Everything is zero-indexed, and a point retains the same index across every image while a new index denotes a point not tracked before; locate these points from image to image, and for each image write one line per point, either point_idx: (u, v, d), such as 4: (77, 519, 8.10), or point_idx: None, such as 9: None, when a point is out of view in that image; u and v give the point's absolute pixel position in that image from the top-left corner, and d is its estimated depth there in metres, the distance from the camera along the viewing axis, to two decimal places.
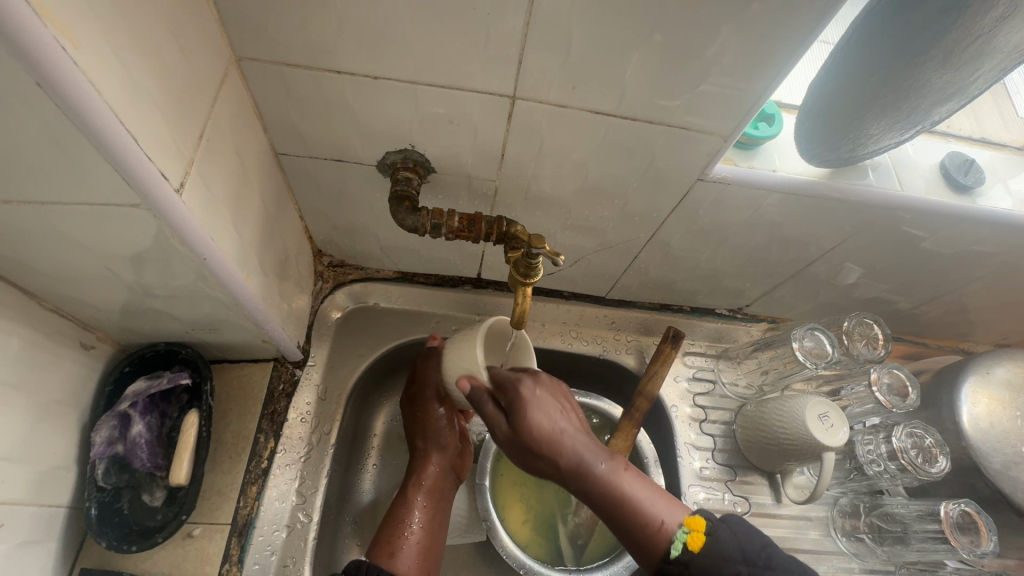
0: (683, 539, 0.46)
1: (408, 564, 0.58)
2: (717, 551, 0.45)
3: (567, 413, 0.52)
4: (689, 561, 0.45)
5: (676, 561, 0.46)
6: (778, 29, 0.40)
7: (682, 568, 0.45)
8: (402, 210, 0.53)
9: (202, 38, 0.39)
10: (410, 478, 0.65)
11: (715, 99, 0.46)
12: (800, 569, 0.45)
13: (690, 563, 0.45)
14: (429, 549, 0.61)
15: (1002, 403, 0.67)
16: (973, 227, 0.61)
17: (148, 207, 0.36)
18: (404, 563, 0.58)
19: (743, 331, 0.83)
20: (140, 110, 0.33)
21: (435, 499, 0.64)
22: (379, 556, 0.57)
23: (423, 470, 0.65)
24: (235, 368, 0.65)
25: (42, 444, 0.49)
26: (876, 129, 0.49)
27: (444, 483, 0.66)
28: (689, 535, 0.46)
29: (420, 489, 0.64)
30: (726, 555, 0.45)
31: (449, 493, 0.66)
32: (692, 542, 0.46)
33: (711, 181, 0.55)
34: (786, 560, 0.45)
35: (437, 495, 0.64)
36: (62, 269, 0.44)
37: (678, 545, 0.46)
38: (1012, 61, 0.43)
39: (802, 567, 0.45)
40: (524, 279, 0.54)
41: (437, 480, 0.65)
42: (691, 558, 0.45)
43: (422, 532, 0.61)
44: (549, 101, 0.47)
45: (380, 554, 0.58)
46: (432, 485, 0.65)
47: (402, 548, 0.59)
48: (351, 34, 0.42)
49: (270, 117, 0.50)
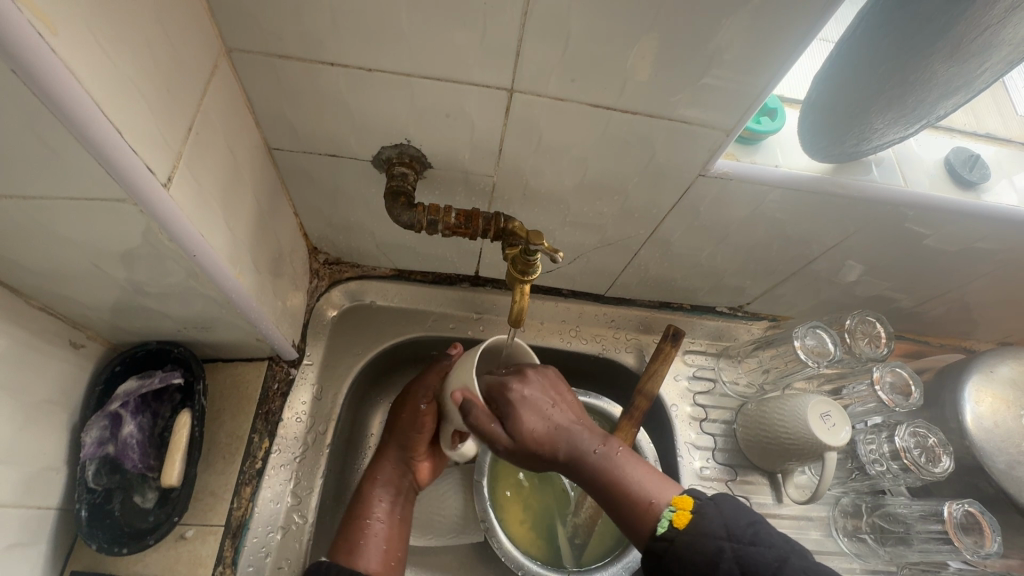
0: (670, 517, 0.50)
1: (367, 559, 0.57)
2: (701, 528, 0.48)
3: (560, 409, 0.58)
4: (674, 537, 0.49)
5: (662, 538, 0.49)
6: (782, 20, 0.39)
7: (667, 545, 0.49)
8: (398, 207, 0.52)
9: (190, 27, 0.38)
10: (368, 476, 0.64)
11: (717, 92, 0.45)
12: (784, 544, 0.47)
13: (676, 540, 0.48)
14: (389, 541, 0.59)
15: (1005, 401, 0.66)
16: (977, 223, 0.60)
17: (135, 203, 0.35)
18: (363, 558, 0.56)
19: (744, 329, 0.82)
20: (123, 101, 0.32)
21: (394, 494, 0.63)
22: (338, 553, 0.56)
23: (382, 465, 0.64)
24: (228, 367, 0.64)
25: (31, 445, 0.48)
26: (880, 123, 0.49)
27: (403, 483, 0.64)
28: (675, 514, 0.50)
29: (376, 483, 0.63)
30: (710, 531, 0.48)
31: (409, 491, 0.65)
32: (679, 519, 0.49)
33: (713, 177, 0.54)
34: (771, 535, 0.48)
35: (394, 491, 0.63)
36: (48, 266, 0.43)
37: (665, 523, 0.50)
38: (1019, 53, 0.42)
39: (788, 543, 0.47)
40: (522, 277, 0.52)
41: (396, 478, 0.64)
42: (676, 535, 0.49)
43: (380, 527, 0.59)
44: (547, 95, 0.46)
45: (338, 550, 0.57)
46: (390, 484, 0.63)
47: (360, 543, 0.57)
48: (347, 25, 0.41)
49: (262, 110, 0.49)
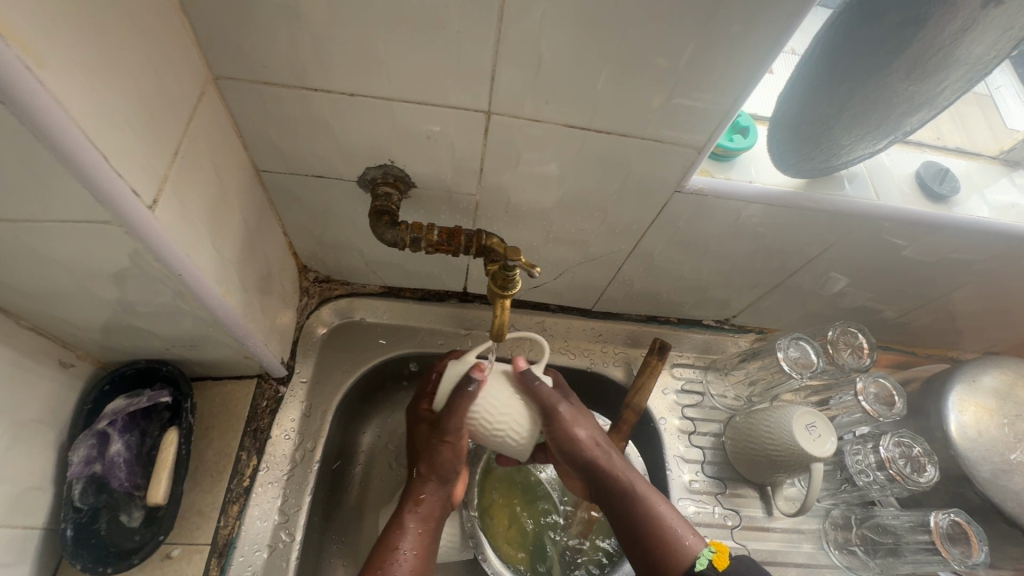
0: (710, 557, 0.55)
1: None
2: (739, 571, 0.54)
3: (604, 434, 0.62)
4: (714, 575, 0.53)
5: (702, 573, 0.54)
6: (742, 46, 0.41)
7: None
8: (382, 225, 0.54)
9: (175, 54, 0.40)
10: (406, 502, 0.60)
11: (689, 112, 0.47)
12: None
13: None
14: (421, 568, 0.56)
15: (989, 411, 0.66)
16: (952, 234, 0.61)
17: (120, 223, 0.37)
18: None
19: (732, 342, 0.83)
20: (108, 129, 0.34)
21: (428, 526, 0.59)
22: None
23: (422, 494, 0.60)
24: (218, 385, 0.65)
25: (17, 464, 0.48)
26: (848, 140, 0.50)
27: (441, 511, 0.61)
28: (716, 555, 0.55)
29: (414, 516, 0.59)
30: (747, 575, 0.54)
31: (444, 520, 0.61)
32: (718, 561, 0.55)
33: (688, 194, 0.56)
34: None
35: (432, 522, 0.59)
36: (38, 286, 0.44)
37: (704, 561, 0.55)
38: (976, 71, 0.44)
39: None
40: (502, 291, 0.53)
41: (435, 507, 0.60)
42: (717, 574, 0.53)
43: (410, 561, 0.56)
44: (524, 116, 0.48)
45: None
46: (427, 512, 0.60)
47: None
48: (330, 53, 0.43)
49: (250, 134, 0.51)
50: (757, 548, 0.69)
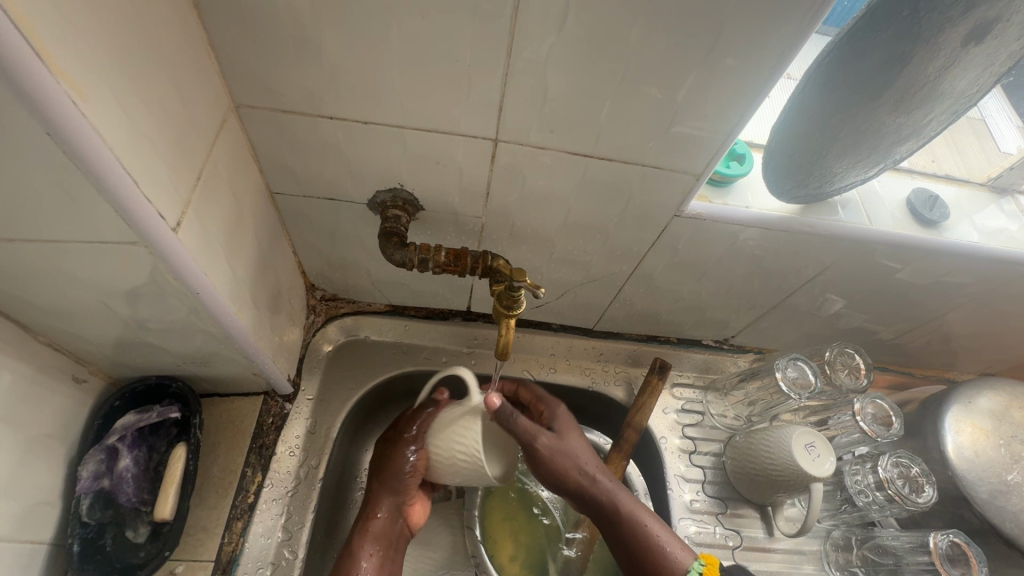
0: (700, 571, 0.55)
1: None
2: None
3: (588, 454, 0.60)
4: None
5: None
6: (737, 80, 0.44)
7: None
8: (391, 246, 0.56)
9: (200, 84, 0.42)
10: (360, 521, 0.61)
11: (688, 140, 0.49)
12: None
13: None
14: None
15: (985, 431, 0.67)
16: (943, 259, 0.63)
17: (145, 245, 0.38)
18: None
19: (731, 362, 0.84)
20: (140, 155, 0.35)
21: (382, 548, 0.60)
22: None
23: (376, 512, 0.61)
24: (226, 402, 0.66)
25: (28, 478, 0.49)
26: (840, 168, 0.52)
27: (393, 531, 0.62)
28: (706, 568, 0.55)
29: (367, 536, 0.60)
30: None
31: (399, 542, 0.63)
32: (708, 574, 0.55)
33: (687, 218, 0.58)
34: None
35: (386, 543, 0.61)
36: (60, 304, 0.45)
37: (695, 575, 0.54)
38: (958, 102, 0.47)
39: None
40: (507, 311, 0.55)
41: (387, 527, 0.62)
42: None
43: None
44: (530, 143, 0.50)
45: None
46: (382, 530, 0.61)
47: None
48: (348, 84, 0.45)
49: (266, 158, 0.53)
50: (759, 570, 0.69)
